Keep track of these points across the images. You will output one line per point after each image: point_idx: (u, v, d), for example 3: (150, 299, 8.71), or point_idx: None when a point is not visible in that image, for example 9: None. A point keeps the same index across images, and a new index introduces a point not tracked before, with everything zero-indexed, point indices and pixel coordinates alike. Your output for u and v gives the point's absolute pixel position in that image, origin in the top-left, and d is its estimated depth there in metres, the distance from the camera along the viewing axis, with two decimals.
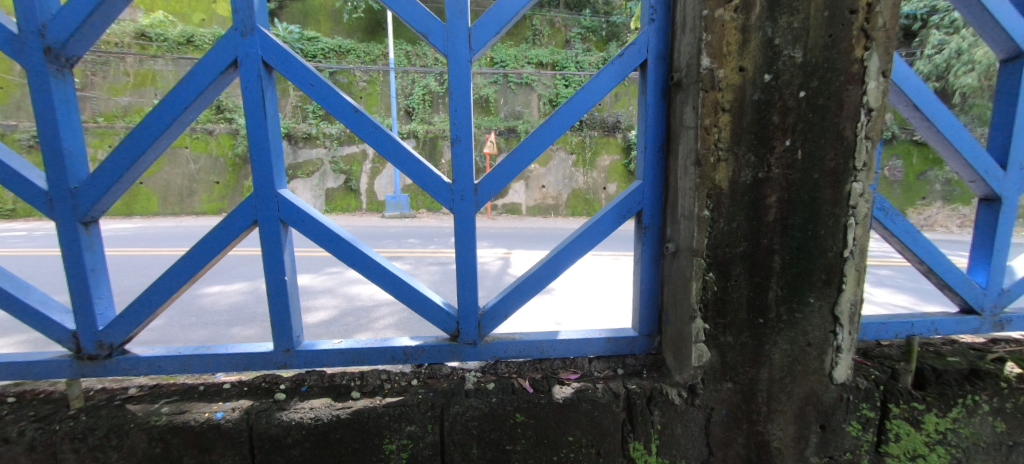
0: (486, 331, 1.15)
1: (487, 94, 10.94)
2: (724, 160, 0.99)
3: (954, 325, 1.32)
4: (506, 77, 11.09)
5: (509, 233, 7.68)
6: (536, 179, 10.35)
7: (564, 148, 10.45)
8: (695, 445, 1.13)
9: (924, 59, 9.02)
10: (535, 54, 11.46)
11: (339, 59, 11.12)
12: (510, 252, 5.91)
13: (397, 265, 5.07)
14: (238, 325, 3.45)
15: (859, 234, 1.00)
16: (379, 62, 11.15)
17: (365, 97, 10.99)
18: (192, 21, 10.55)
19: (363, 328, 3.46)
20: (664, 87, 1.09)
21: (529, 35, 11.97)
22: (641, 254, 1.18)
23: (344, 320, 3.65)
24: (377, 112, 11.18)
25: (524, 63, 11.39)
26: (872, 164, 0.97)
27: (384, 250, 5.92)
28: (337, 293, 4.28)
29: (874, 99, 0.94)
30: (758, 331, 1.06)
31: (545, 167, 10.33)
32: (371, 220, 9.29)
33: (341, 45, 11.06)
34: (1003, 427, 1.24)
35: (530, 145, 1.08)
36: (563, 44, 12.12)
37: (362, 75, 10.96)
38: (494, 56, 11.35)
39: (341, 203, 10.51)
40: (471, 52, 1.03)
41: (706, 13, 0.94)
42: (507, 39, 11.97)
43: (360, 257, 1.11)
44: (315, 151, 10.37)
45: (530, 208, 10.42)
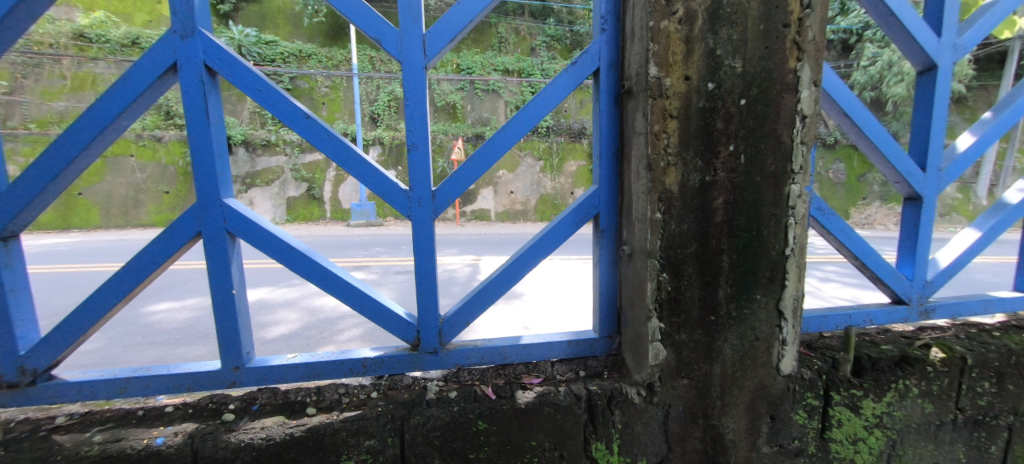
0: (447, 340, 1.14)
1: (454, 100, 11.00)
2: (673, 164, 1.02)
3: (886, 316, 1.43)
4: (473, 84, 11.17)
5: (478, 239, 7.68)
6: (504, 185, 10.50)
7: (532, 154, 10.57)
8: (654, 442, 1.16)
9: (861, 70, 9.79)
10: (501, 61, 11.61)
11: (300, 64, 10.81)
12: (479, 258, 5.91)
13: (362, 274, 4.95)
14: (189, 344, 3.26)
15: (798, 233, 1.07)
16: (342, 67, 10.95)
17: (327, 103, 10.72)
18: (136, 22, 9.91)
19: (326, 341, 3.35)
20: (616, 94, 1.13)
21: (495, 42, 12.09)
22: (599, 257, 1.21)
23: (307, 333, 3.52)
24: (341, 118, 10.94)
25: (490, 70, 11.50)
26: (807, 166, 1.04)
27: (349, 260, 5.76)
28: (299, 306, 4.11)
29: (808, 106, 1.01)
30: (710, 328, 1.11)
31: (513, 172, 10.48)
32: (336, 229, 9.06)
33: (301, 49, 10.78)
34: (931, 408, 1.34)
35: (486, 152, 1.08)
36: (529, 52, 12.28)
37: (325, 81, 10.73)
38: (459, 62, 11.39)
39: (304, 212, 10.15)
40: (426, 59, 1.03)
41: (653, 24, 0.97)
42: (473, 46, 12.04)
43: (314, 267, 1.07)
44: (275, 159, 9.99)
45: (499, 213, 10.54)
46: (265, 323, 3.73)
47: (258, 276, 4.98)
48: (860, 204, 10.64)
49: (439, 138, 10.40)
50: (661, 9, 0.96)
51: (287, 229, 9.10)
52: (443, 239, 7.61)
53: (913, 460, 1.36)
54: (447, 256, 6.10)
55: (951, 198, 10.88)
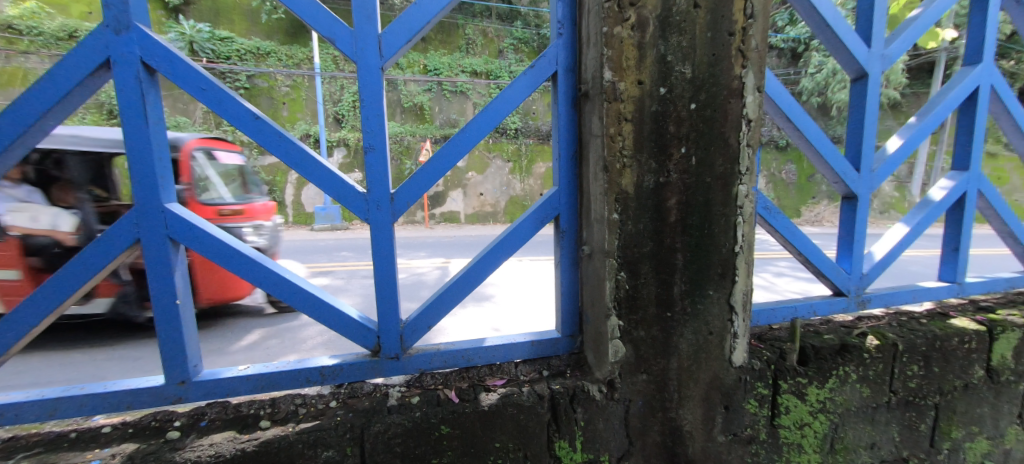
0: (408, 344, 1.12)
1: (422, 102, 11.29)
2: (629, 166, 1.05)
3: (827, 306, 1.53)
4: (440, 85, 11.45)
5: (448, 241, 7.69)
6: (473, 187, 10.57)
7: (501, 157, 10.76)
8: (616, 437, 1.19)
9: (809, 77, 10.46)
10: (468, 63, 11.71)
11: (257, 62, 10.71)
12: (449, 261, 5.86)
13: (327, 280, 4.80)
14: (138, 359, 3.18)
15: (746, 231, 1.14)
16: (303, 66, 10.91)
17: (288, 103, 11.06)
18: (74, 13, 9.25)
19: (287, 350, 3.25)
20: (573, 97, 1.15)
21: (462, 44, 12.11)
22: (560, 258, 1.22)
23: (267, 343, 3.43)
24: (302, 118, 11.22)
25: (458, 71, 11.66)
26: (753, 168, 1.12)
27: (315, 265, 5.66)
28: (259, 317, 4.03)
29: (753, 110, 1.08)
30: (666, 324, 1.15)
31: (482, 174, 10.60)
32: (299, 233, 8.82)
33: (259, 46, 10.61)
34: (867, 391, 1.45)
35: (446, 154, 1.08)
36: (496, 54, 12.38)
37: (285, 80, 11.07)
38: (427, 63, 11.39)
39: None
40: (381, 59, 1.01)
41: (606, 29, 0.99)
42: (440, 47, 12.04)
43: (266, 274, 1.02)
44: None
45: (467, 215, 10.58)
46: (222, 335, 3.65)
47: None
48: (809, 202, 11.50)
49: (406, 139, 10.52)
50: (614, 16, 0.99)
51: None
52: (412, 243, 7.56)
53: (853, 441, 1.46)
54: (417, 260, 5.99)
55: (889, 196, 11.86)
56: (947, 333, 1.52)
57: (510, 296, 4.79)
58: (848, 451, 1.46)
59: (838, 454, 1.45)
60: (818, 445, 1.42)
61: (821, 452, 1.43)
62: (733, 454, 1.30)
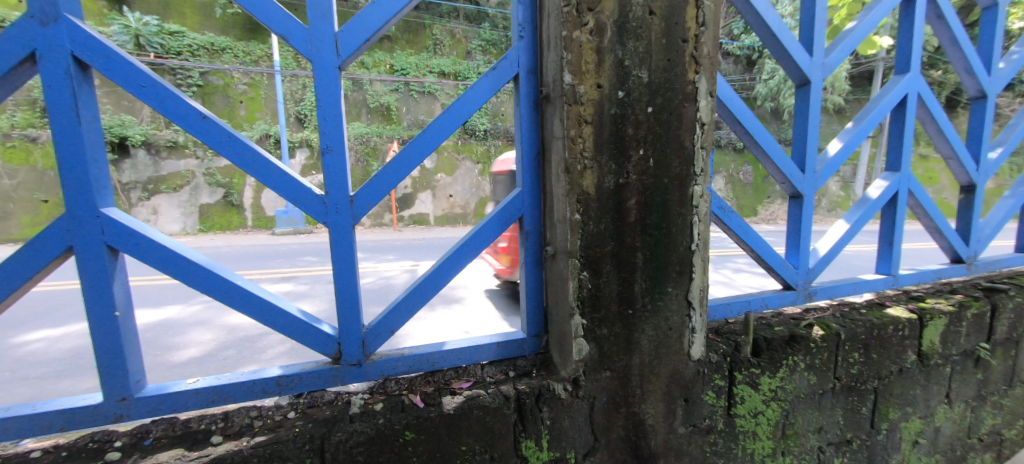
0: (371, 350, 1.10)
1: (389, 102, 11.17)
2: (589, 167, 1.07)
3: (778, 300, 1.61)
4: (408, 86, 11.43)
5: (416, 244, 8.01)
6: (443, 188, 11.17)
7: (470, 158, 11.37)
8: (582, 434, 1.21)
9: (763, 83, 11.09)
10: (436, 63, 11.63)
11: (211, 58, 10.39)
12: (417, 264, 6.27)
13: (290, 285, 5.18)
14: (75, 376, 2.96)
15: (701, 229, 1.19)
16: (261, 63, 10.75)
17: (246, 101, 10.96)
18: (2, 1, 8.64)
19: (248, 360, 3.24)
20: (535, 99, 1.15)
21: (430, 44, 11.98)
22: (525, 259, 1.23)
23: (224, 353, 3.37)
24: (262, 117, 11.09)
25: (426, 72, 11.51)
26: (707, 169, 1.17)
27: (278, 273, 5.79)
28: (213, 325, 3.97)
29: (705, 115, 1.14)
30: (628, 321, 1.18)
31: (451, 176, 11.23)
32: (260, 237, 9.19)
33: (213, 41, 10.32)
34: (814, 378, 1.54)
35: (407, 156, 1.06)
36: (464, 55, 12.40)
37: (242, 77, 10.91)
38: (393, 63, 11.27)
39: (220, 219, 10.45)
40: (339, 58, 0.98)
41: (565, 33, 1.01)
42: (407, 46, 11.87)
43: (216, 281, 0.97)
44: (184, 163, 10.42)
45: (437, 217, 11.16)
46: (173, 345, 3.54)
47: (163, 294, 4.87)
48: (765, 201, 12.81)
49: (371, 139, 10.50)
50: (573, 20, 1.00)
51: (202, 239, 9.07)
52: (380, 247, 7.67)
53: (803, 426, 1.55)
54: (385, 263, 6.36)
55: (836, 195, 12.78)
56: (884, 321, 1.64)
57: (480, 298, 4.78)
58: (799, 436, 1.55)
59: (790, 439, 1.54)
60: (771, 431, 1.50)
61: (774, 438, 1.51)
62: (694, 445, 1.35)
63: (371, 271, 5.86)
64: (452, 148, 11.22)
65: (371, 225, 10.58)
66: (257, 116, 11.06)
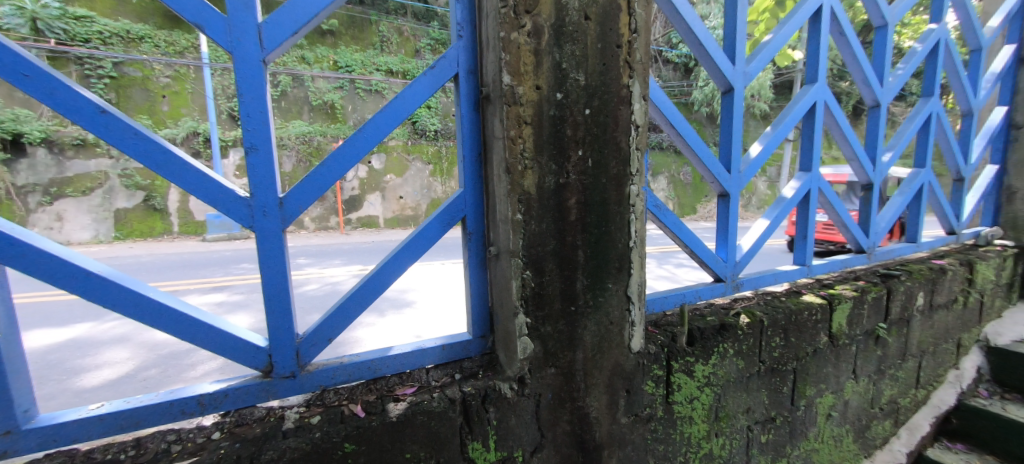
0: (306, 360, 1.04)
1: (333, 100, 10.83)
2: (530, 167, 1.08)
3: (709, 291, 1.72)
4: (353, 83, 11.06)
5: (365, 247, 7.80)
6: (392, 190, 10.92)
7: (421, 159, 11.22)
8: (528, 431, 1.22)
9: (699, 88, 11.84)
10: (383, 61, 11.31)
11: (127, 47, 9.48)
12: (366, 268, 6.12)
13: (224, 295, 4.81)
14: None
15: (638, 227, 1.25)
16: (187, 55, 9.96)
17: (170, 96, 10.11)
18: None
19: (173, 379, 2.97)
20: (475, 99, 1.15)
21: (376, 41, 11.67)
22: (468, 260, 1.22)
23: (144, 374, 3.07)
24: (188, 114, 10.29)
25: (373, 69, 11.18)
26: (642, 170, 1.23)
27: (210, 281, 5.41)
28: (132, 343, 3.61)
29: (639, 117, 1.20)
30: (571, 318, 1.20)
31: (401, 177, 11.00)
32: (189, 244, 8.48)
33: (129, 29, 9.44)
34: (742, 363, 1.65)
35: (340, 156, 1.02)
36: (413, 53, 12.16)
37: (164, 70, 10.06)
38: (337, 59, 10.86)
39: (140, 225, 9.52)
40: (263, 51, 0.92)
41: (503, 34, 1.01)
42: (352, 43, 11.48)
43: (123, 293, 0.88)
44: (94, 163, 9.40)
45: (387, 220, 10.90)
46: (81, 368, 3.17)
47: (70, 312, 4.37)
48: (704, 200, 13.65)
49: (316, 139, 10.31)
50: (511, 21, 1.00)
51: (119, 247, 8.23)
52: (326, 251, 7.41)
53: (733, 408, 1.67)
54: (331, 269, 6.08)
55: (763, 194, 13.93)
56: (800, 307, 1.80)
57: (433, 302, 4.67)
58: (729, 417, 1.67)
59: (721, 421, 1.65)
60: (705, 415, 1.60)
61: (708, 421, 1.61)
62: (636, 433, 1.41)
63: (316, 277, 5.58)
64: (401, 148, 11.04)
65: (315, 228, 10.08)
66: (182, 113, 10.24)
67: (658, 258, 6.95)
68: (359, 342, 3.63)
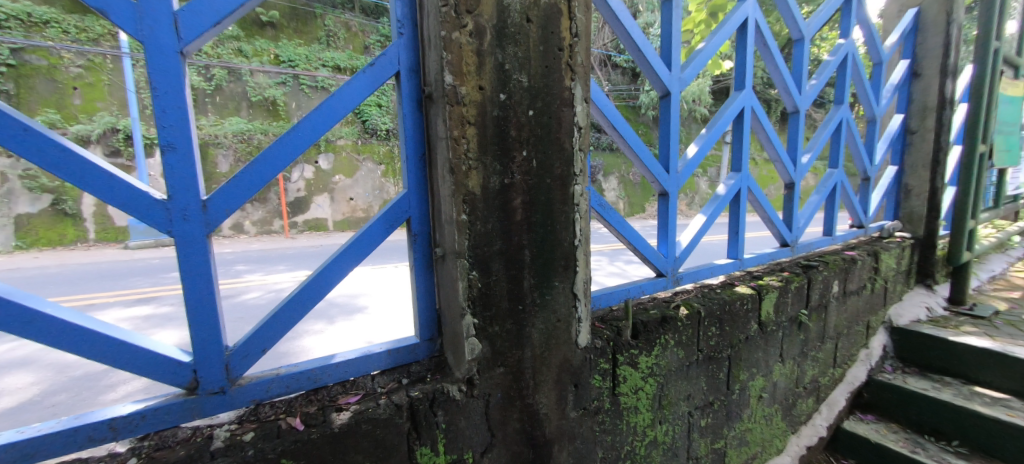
0: (237, 374, 0.98)
1: (275, 96, 10.24)
2: (474, 168, 1.07)
3: (651, 286, 1.80)
4: (297, 79, 10.53)
5: (313, 251, 7.45)
6: (342, 191, 10.51)
7: (372, 159, 10.89)
8: (478, 432, 1.21)
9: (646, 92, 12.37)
10: (330, 56, 10.82)
11: (29, 32, 8.49)
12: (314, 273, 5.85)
13: (151, 308, 4.42)
14: None
15: (582, 225, 1.28)
16: (103, 43, 9.06)
17: (82, 88, 9.14)
18: None
19: (89, 402, 2.69)
20: (417, 98, 1.12)
21: (322, 35, 11.18)
22: (414, 262, 1.19)
23: (53, 399, 2.75)
24: (105, 108, 9.36)
25: (318, 65, 10.60)
26: (585, 170, 1.27)
27: (135, 292, 4.95)
28: (39, 365, 3.23)
29: (581, 119, 1.23)
30: (518, 317, 1.21)
31: (351, 178, 10.62)
32: (109, 252, 7.71)
33: (31, 12, 8.45)
34: (682, 352, 1.74)
35: (271, 156, 0.97)
36: (362, 49, 11.73)
37: (75, 58, 9.08)
38: (279, 53, 10.30)
39: (49, 232, 8.53)
40: (180, 43, 0.85)
41: (444, 33, 0.99)
42: (294, 36, 10.97)
43: (15, 309, 0.78)
44: None
45: (337, 222, 10.47)
46: None
47: None
48: (652, 199, 14.27)
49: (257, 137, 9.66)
50: (451, 21, 0.99)
51: (23, 258, 7.33)
52: (270, 257, 7.01)
53: (675, 395, 1.76)
54: (275, 275, 5.75)
55: (706, 193, 14.77)
56: (733, 298, 1.92)
57: (386, 306, 4.54)
58: (672, 405, 1.75)
59: (664, 409, 1.73)
60: (649, 404, 1.67)
61: (652, 409, 1.68)
62: (584, 426, 1.45)
63: (257, 284, 5.25)
64: (350, 148, 10.65)
65: (256, 233, 9.49)
66: (98, 107, 9.28)
67: (610, 256, 7.17)
68: (307, 350, 3.46)
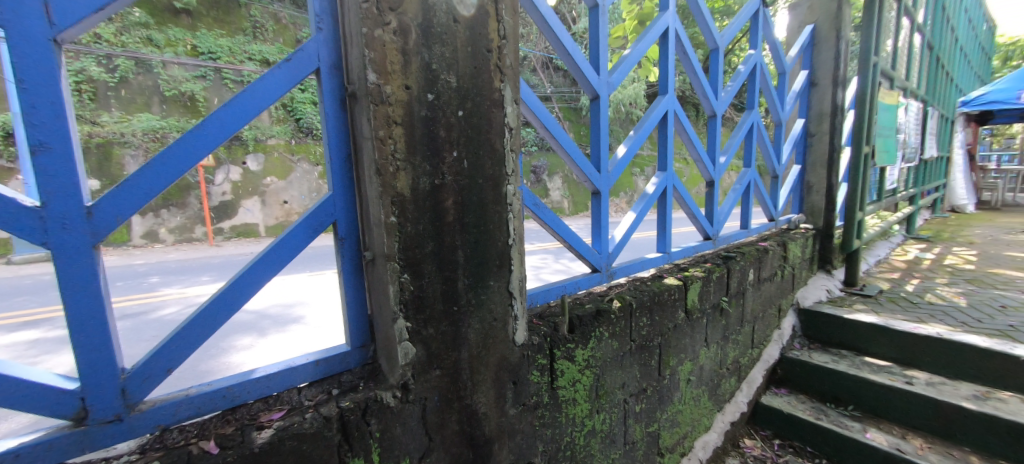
0: (137, 398, 0.89)
1: (193, 91, 9.30)
2: (403, 169, 1.05)
3: (586, 281, 1.86)
4: (219, 73, 9.71)
5: (242, 260, 6.91)
6: (274, 194, 9.82)
7: (307, 160, 10.30)
8: (414, 437, 1.19)
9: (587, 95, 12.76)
10: (257, 49, 10.08)
11: None
12: None
13: (43, 331, 3.88)
14: None
15: (516, 224, 1.30)
16: None
17: None
18: None
19: None
20: (340, 97, 1.08)
21: (247, 26, 10.37)
22: (341, 267, 1.14)
23: None
24: None
25: (244, 58, 9.78)
26: (517, 170, 1.28)
27: (22, 315, 4.31)
28: None
29: (512, 120, 1.25)
30: (454, 318, 1.21)
31: (284, 180, 9.96)
32: None
33: None
34: (616, 343, 1.82)
35: (170, 158, 0.89)
36: (293, 43, 11.02)
37: None
38: (197, 44, 9.43)
39: None
40: (53, 29, 0.75)
41: (366, 30, 0.96)
42: (215, 26, 10.13)
43: None
44: None
45: (269, 228, 9.76)
46: None
47: None
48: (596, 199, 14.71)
49: (172, 136, 8.75)
50: (373, 18, 0.96)
51: None
52: (191, 268, 6.41)
53: (611, 385, 1.84)
54: (197, 287, 5.26)
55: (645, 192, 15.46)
56: (662, 290, 2.03)
57: (324, 315, 4.31)
58: (608, 394, 1.83)
59: (601, 398, 1.80)
60: (586, 395, 1.73)
61: (589, 399, 1.75)
62: (524, 421, 1.47)
63: (175, 299, 4.78)
64: (283, 148, 10.01)
65: (174, 241, 8.62)
66: None
67: (554, 254, 7.31)
68: (235, 368, 3.20)
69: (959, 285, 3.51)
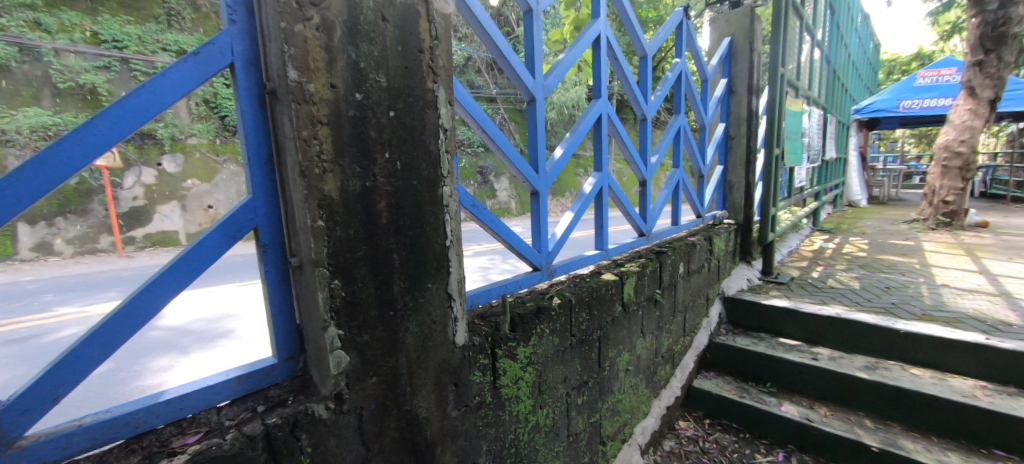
0: (17, 432, 0.79)
1: (95, 84, 8.40)
2: (329, 171, 1.01)
3: (527, 280, 1.88)
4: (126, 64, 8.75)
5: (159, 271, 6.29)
6: (196, 198, 9.05)
7: (233, 160, 9.63)
8: (351, 449, 1.15)
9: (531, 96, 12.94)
10: (172, 39, 9.21)
11: None
12: None
13: None
14: None
15: (453, 226, 1.30)
16: None
17: None
18: None
19: None
20: (259, 96, 1.01)
21: (160, 13, 9.44)
22: (265, 276, 1.08)
23: None
24: None
25: (156, 48, 8.91)
26: (453, 172, 1.28)
27: None
28: None
29: (446, 121, 1.24)
30: (390, 322, 1.17)
31: (208, 182, 9.22)
32: None
33: None
34: (557, 339, 1.87)
35: (51, 161, 0.79)
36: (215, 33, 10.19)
37: None
38: (98, 30, 8.43)
39: None
40: None
41: (285, 25, 0.91)
42: (121, 11, 9.11)
43: None
44: None
45: (191, 234, 8.99)
46: None
47: None
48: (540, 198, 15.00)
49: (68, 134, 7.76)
50: (293, 12, 0.92)
51: None
52: (96, 282, 5.72)
53: (553, 380, 1.88)
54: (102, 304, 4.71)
55: None
56: (600, 285, 2.11)
57: (256, 327, 4.03)
58: (550, 389, 1.87)
59: (544, 394, 1.84)
60: (529, 392, 1.75)
61: (532, 395, 1.78)
62: (467, 423, 1.47)
63: (75, 319, 4.24)
64: (206, 148, 9.25)
65: (74, 253, 7.67)
66: None
67: (501, 254, 7.35)
68: (151, 390, 2.91)
69: (854, 270, 3.98)
